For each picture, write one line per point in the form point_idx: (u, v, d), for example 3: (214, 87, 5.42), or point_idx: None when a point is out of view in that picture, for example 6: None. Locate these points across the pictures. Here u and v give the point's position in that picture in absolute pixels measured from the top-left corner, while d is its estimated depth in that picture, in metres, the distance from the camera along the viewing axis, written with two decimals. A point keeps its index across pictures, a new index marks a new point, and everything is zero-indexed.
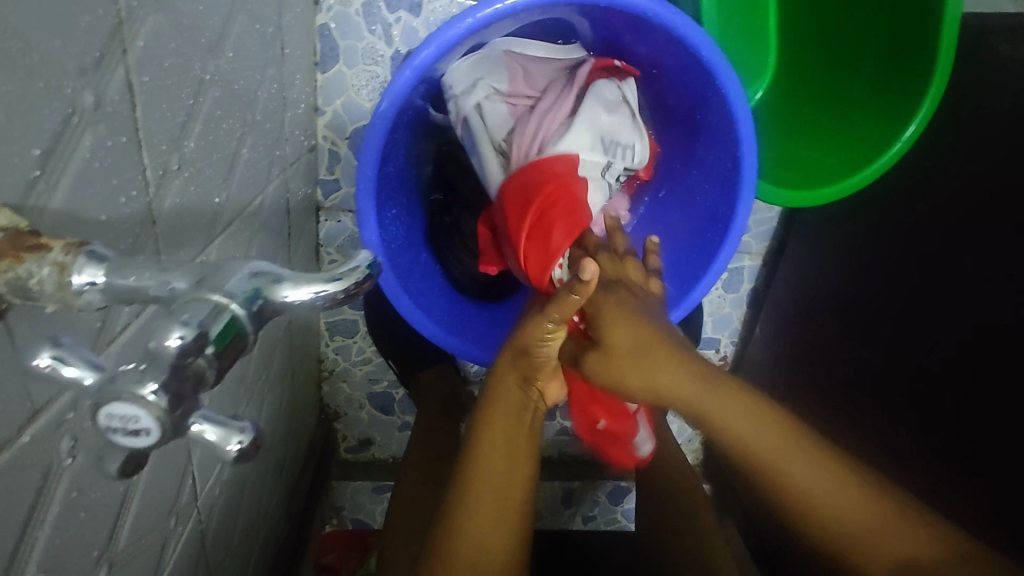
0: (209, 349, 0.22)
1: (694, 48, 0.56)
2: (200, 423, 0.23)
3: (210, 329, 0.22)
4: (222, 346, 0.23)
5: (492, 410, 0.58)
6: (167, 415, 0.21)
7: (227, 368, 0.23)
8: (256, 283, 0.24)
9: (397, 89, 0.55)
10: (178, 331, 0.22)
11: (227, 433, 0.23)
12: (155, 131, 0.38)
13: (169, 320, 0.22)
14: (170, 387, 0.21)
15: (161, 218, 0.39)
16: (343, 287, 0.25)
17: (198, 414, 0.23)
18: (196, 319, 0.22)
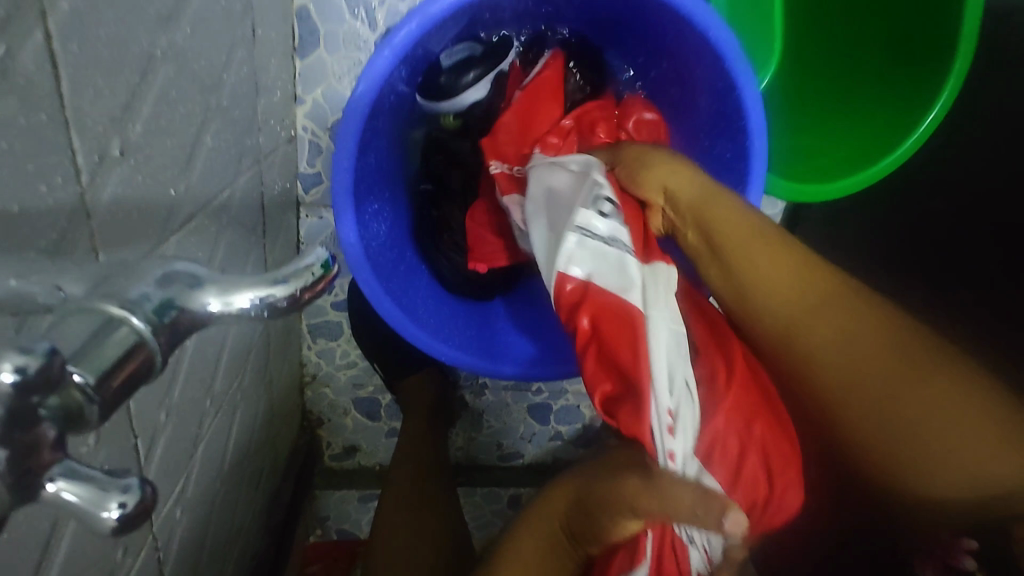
0: (87, 378, 0.18)
1: (701, 27, 0.51)
2: (56, 482, 0.18)
3: (89, 354, 0.18)
4: (106, 374, 0.18)
5: (516, 546, 0.49)
6: (5, 474, 0.17)
7: (120, 398, 0.19)
8: (173, 292, 0.19)
9: (375, 71, 0.50)
10: (12, 360, 0.16)
11: (103, 493, 0.18)
12: (89, 111, 0.33)
13: (10, 344, 0.17)
14: (11, 437, 0.16)
15: (99, 212, 0.34)
16: (289, 292, 0.20)
17: (61, 465, 0.18)
18: (53, 341, 0.17)
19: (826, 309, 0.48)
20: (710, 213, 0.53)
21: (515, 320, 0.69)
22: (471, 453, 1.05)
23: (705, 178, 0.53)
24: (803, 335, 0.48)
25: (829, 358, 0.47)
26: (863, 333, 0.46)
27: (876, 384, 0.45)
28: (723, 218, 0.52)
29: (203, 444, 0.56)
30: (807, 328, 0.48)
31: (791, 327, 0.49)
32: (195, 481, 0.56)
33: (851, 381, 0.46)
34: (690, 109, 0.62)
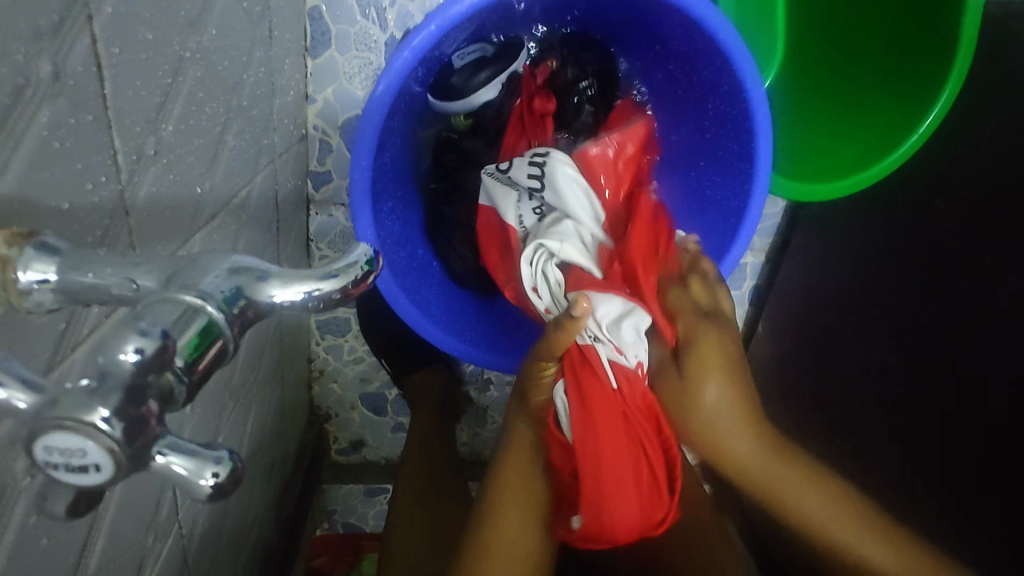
0: (181, 360, 0.19)
1: (709, 31, 0.53)
2: (164, 453, 0.19)
3: (181, 338, 0.19)
4: (194, 357, 0.19)
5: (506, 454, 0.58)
6: (122, 447, 0.18)
7: (202, 381, 0.20)
8: (239, 283, 0.21)
9: (394, 72, 0.51)
10: (135, 343, 0.18)
11: (201, 464, 0.19)
12: (128, 111, 0.34)
13: (127, 329, 0.19)
14: (127, 413, 0.18)
15: (135, 209, 0.36)
16: (340, 285, 0.22)
17: (164, 440, 0.19)
18: (160, 326, 0.19)
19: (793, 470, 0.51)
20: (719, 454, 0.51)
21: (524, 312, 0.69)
22: (476, 447, 1.06)
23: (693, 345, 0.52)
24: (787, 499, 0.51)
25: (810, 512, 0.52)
26: (807, 481, 0.51)
27: (843, 530, 0.51)
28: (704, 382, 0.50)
29: (222, 436, 0.57)
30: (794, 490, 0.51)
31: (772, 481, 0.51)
32: None
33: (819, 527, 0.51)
34: (696, 110, 0.63)
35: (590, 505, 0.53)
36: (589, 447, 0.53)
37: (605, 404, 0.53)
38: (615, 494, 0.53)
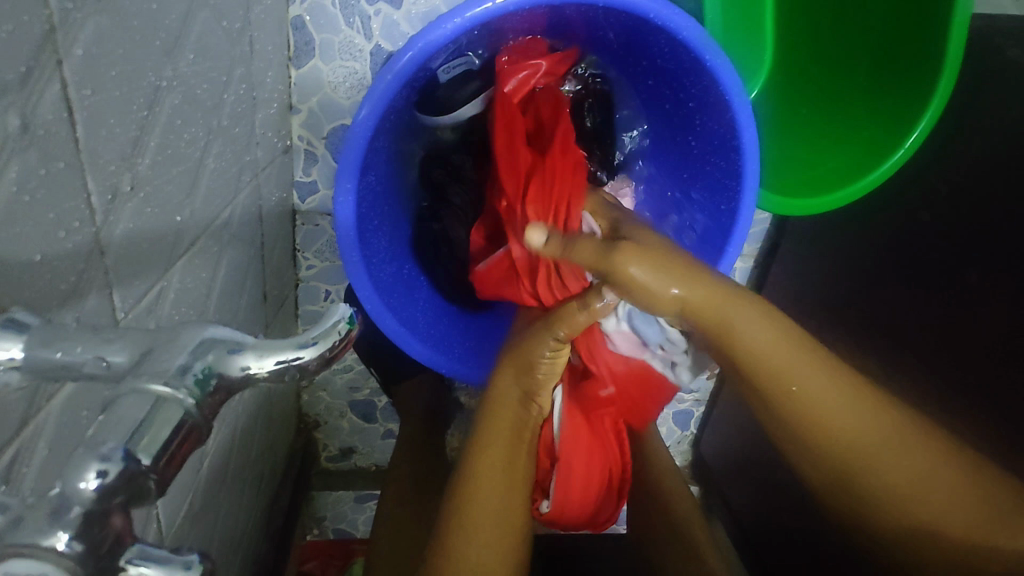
0: (147, 459, 0.19)
1: (696, 52, 0.52)
2: (136, 564, 0.19)
3: (146, 437, 0.19)
4: (163, 455, 0.19)
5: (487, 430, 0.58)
6: (87, 561, 0.18)
7: (175, 470, 0.20)
8: (209, 359, 0.21)
9: (378, 95, 0.50)
10: (96, 467, 0.18)
11: (168, 569, 0.19)
12: (101, 152, 0.33)
13: (88, 451, 0.19)
14: (88, 533, 0.18)
15: (112, 248, 0.35)
16: (318, 353, 0.21)
17: (135, 548, 0.20)
18: (119, 445, 0.19)
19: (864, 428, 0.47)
20: (734, 336, 0.49)
21: (497, 324, 0.70)
22: None
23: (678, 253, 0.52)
24: (856, 456, 0.48)
25: (881, 478, 0.47)
26: (848, 414, 0.47)
27: (886, 463, 0.47)
28: (748, 341, 0.49)
29: (207, 459, 0.57)
30: (862, 453, 0.47)
31: (835, 439, 0.48)
32: (200, 492, 0.57)
33: (865, 454, 0.47)
34: (682, 127, 0.63)
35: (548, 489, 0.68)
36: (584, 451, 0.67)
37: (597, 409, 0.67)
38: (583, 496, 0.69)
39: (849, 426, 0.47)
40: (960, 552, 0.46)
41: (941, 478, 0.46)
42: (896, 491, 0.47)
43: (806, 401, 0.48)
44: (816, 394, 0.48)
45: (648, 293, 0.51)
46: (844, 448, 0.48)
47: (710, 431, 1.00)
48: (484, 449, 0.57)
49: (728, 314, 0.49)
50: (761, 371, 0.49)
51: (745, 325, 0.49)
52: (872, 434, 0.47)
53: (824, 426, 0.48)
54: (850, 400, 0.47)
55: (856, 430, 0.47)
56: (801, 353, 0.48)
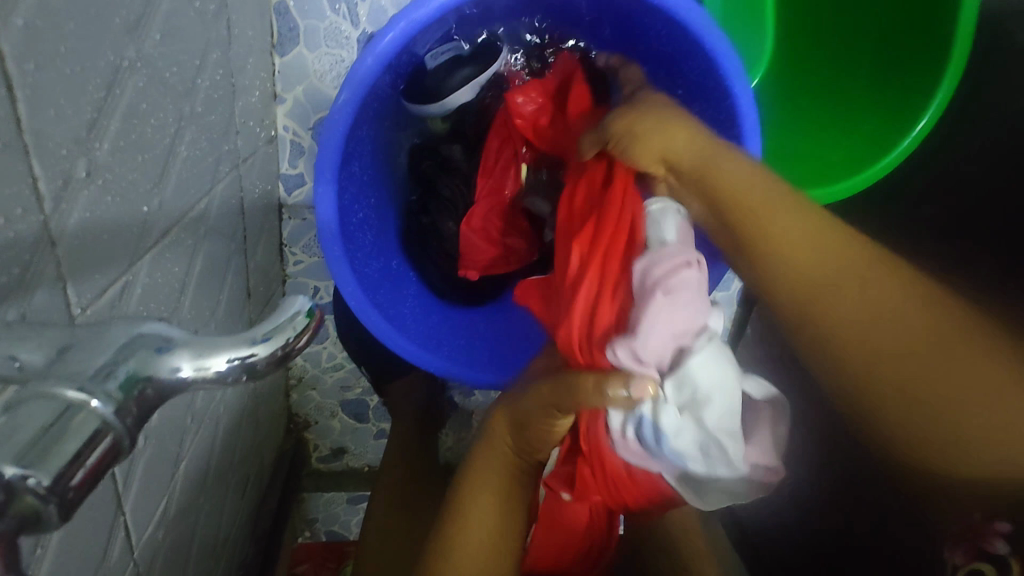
0: (43, 480, 0.16)
1: (695, 34, 0.50)
2: None
3: (38, 451, 0.16)
4: (65, 473, 0.16)
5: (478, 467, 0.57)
6: None
7: (86, 490, 0.17)
8: (135, 361, 0.18)
9: (359, 78, 0.48)
10: None
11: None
12: (50, 134, 0.30)
13: None
14: None
15: (65, 240, 0.33)
16: (271, 351, 0.19)
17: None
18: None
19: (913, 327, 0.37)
20: (712, 174, 0.46)
21: (489, 322, 0.67)
22: None
23: (708, 138, 0.48)
24: (845, 310, 0.39)
25: (946, 395, 0.36)
26: (831, 250, 0.41)
27: (871, 302, 0.39)
28: (785, 239, 0.42)
29: (184, 462, 0.54)
30: (917, 370, 0.37)
31: (807, 283, 0.41)
32: (177, 497, 0.54)
33: (843, 293, 0.39)
34: None
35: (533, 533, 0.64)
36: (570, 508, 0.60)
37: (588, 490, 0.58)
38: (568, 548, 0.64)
39: (828, 262, 0.40)
40: (942, 430, 0.36)
41: (930, 329, 0.37)
42: (884, 343, 0.38)
43: (841, 303, 0.39)
44: (849, 297, 0.39)
45: (640, 154, 0.50)
46: (813, 284, 0.40)
47: None
48: (473, 489, 0.56)
49: (709, 154, 0.47)
50: (734, 199, 0.45)
51: (781, 224, 0.42)
52: (857, 271, 0.40)
53: (795, 262, 0.41)
54: (839, 240, 0.41)
55: (834, 262, 0.40)
56: (783, 193, 0.44)
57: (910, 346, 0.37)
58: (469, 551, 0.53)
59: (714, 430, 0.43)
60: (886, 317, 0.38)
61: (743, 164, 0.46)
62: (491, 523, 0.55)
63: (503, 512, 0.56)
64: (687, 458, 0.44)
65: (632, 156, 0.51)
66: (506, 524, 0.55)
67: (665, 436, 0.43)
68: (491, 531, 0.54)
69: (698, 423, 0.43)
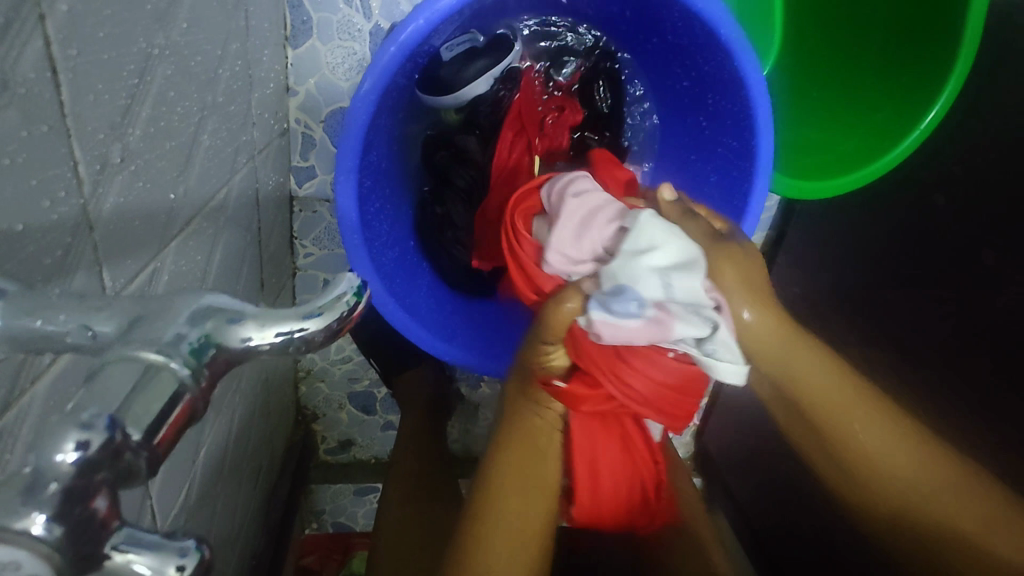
0: (136, 433, 0.17)
1: (710, 26, 0.50)
2: (120, 547, 0.17)
3: (134, 407, 0.17)
4: (157, 427, 0.18)
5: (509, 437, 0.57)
6: (66, 548, 0.16)
7: (168, 446, 0.18)
8: (207, 328, 0.19)
9: (380, 68, 0.48)
10: (76, 437, 0.16)
11: (163, 557, 0.17)
12: (88, 118, 0.31)
13: (64, 421, 0.17)
14: (69, 514, 0.16)
15: (100, 223, 0.33)
16: (325, 325, 0.20)
17: (122, 532, 0.17)
18: (105, 414, 0.17)
19: (866, 435, 0.48)
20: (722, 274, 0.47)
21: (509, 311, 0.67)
22: (467, 445, 1.04)
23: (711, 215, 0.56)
24: (851, 437, 0.48)
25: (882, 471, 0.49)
26: (831, 379, 0.48)
27: (865, 429, 0.48)
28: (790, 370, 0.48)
29: (204, 449, 0.55)
30: (883, 460, 0.49)
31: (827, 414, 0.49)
32: (197, 483, 0.55)
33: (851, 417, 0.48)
34: (692, 107, 0.61)
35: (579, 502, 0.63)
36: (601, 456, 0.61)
37: (599, 407, 0.57)
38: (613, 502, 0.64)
39: (838, 398, 0.48)
40: (907, 511, 0.49)
41: (914, 461, 0.48)
42: (884, 476, 0.49)
43: (814, 396, 0.48)
44: (820, 391, 0.48)
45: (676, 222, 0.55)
46: (829, 413, 0.49)
47: (714, 422, 0.98)
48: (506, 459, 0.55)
49: (728, 267, 0.48)
50: (754, 348, 0.48)
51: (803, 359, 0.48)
52: (847, 405, 0.48)
53: (807, 391, 0.48)
54: (832, 369, 0.48)
55: (837, 399, 0.48)
56: (791, 328, 0.48)
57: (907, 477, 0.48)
58: (500, 521, 0.53)
59: (679, 298, 0.46)
60: (873, 446, 0.48)
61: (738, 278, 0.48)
62: (518, 504, 0.54)
63: (527, 490, 0.54)
64: (672, 324, 0.46)
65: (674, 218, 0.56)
66: (530, 503, 0.54)
67: (640, 301, 0.46)
68: (516, 511, 0.53)
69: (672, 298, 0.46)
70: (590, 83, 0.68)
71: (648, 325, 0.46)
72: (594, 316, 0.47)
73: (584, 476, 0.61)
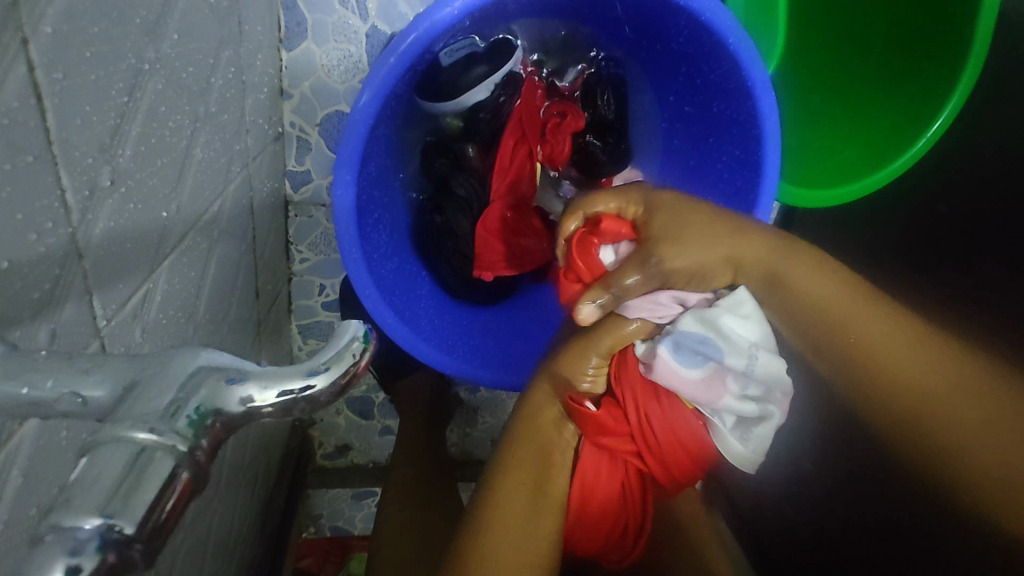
0: (129, 528, 0.16)
1: (719, 36, 0.49)
2: None
3: (125, 501, 0.16)
4: (149, 518, 0.16)
5: (520, 443, 0.57)
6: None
7: (169, 530, 0.17)
8: (201, 395, 0.18)
9: (380, 80, 0.47)
10: (68, 557, 0.15)
11: None
12: (76, 142, 0.30)
13: (56, 540, 0.15)
14: None
15: (90, 252, 0.32)
16: (332, 380, 0.19)
17: None
18: (91, 522, 0.15)
19: (854, 312, 0.47)
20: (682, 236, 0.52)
21: (509, 313, 0.68)
22: (465, 448, 1.04)
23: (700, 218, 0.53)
24: (851, 332, 0.47)
25: (951, 417, 0.43)
26: (810, 271, 0.49)
27: (865, 325, 0.46)
28: (802, 290, 0.49)
29: None
30: (867, 357, 0.46)
31: (812, 308, 0.49)
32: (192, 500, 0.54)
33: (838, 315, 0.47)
34: (697, 114, 0.60)
35: (573, 526, 0.61)
36: (610, 497, 0.61)
37: (618, 444, 0.60)
38: (599, 533, 0.62)
39: (822, 294, 0.48)
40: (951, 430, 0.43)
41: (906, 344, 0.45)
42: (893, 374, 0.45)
43: (802, 290, 0.49)
44: (804, 282, 0.49)
45: (702, 263, 0.52)
46: (814, 306, 0.49)
47: None
48: (514, 457, 0.56)
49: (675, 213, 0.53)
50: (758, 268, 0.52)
51: (798, 275, 0.49)
52: (838, 297, 0.48)
53: (793, 286, 0.50)
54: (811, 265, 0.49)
55: (819, 290, 0.48)
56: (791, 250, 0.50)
57: (904, 366, 0.45)
58: (505, 520, 0.52)
59: (756, 377, 0.54)
60: (872, 340, 0.46)
61: (695, 233, 0.52)
62: (521, 505, 0.54)
63: (531, 496, 0.54)
64: (722, 390, 0.54)
65: (697, 266, 0.53)
66: (535, 509, 0.54)
67: (714, 357, 0.54)
68: (519, 521, 0.53)
69: (742, 372, 0.54)
70: (592, 90, 0.67)
71: (704, 380, 0.55)
72: (659, 351, 0.56)
73: (577, 501, 0.60)
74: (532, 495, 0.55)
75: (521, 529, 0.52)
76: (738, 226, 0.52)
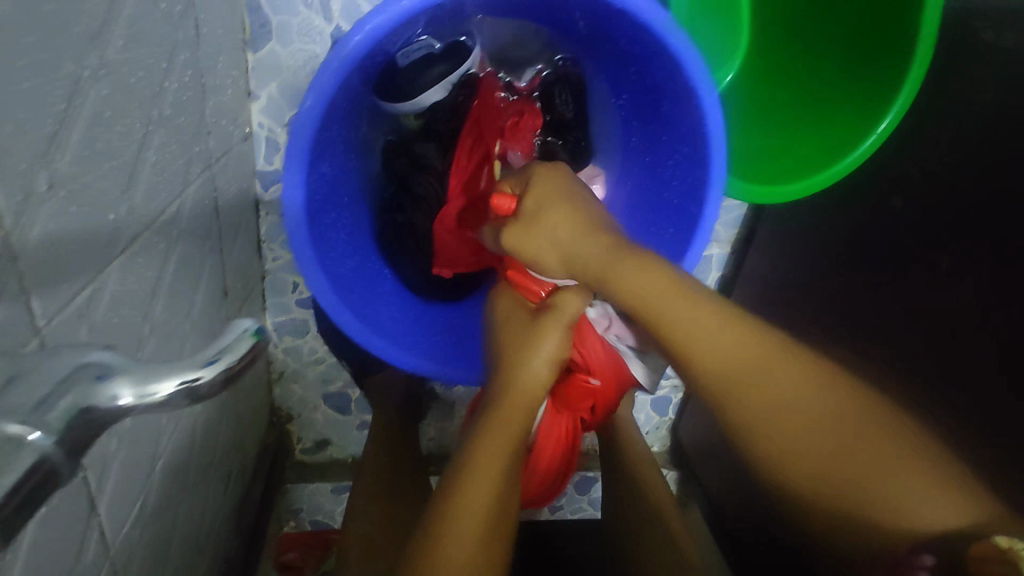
0: None
1: (659, 38, 0.50)
2: None
3: None
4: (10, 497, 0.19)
5: (491, 424, 0.54)
6: None
7: None
8: (75, 393, 0.21)
9: (323, 82, 0.48)
10: None
11: None
12: (10, 148, 0.31)
13: None
14: None
15: (29, 255, 0.33)
16: (220, 370, 0.21)
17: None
18: None
19: (679, 307, 0.48)
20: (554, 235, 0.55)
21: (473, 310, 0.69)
22: (443, 443, 1.05)
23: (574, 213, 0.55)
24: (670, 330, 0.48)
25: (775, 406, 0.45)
26: (639, 270, 0.50)
27: (683, 321, 0.48)
28: (627, 288, 0.51)
29: (162, 461, 0.55)
30: (693, 353, 0.48)
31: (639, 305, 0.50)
32: (156, 493, 0.56)
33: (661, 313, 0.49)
34: (650, 114, 0.61)
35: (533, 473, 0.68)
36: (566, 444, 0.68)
37: (578, 398, 0.65)
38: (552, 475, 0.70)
39: (646, 293, 0.49)
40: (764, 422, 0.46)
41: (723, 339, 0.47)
42: (714, 370, 0.47)
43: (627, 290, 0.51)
44: (630, 281, 0.50)
45: (542, 261, 0.56)
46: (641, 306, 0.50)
47: (689, 417, 0.96)
48: (486, 441, 0.54)
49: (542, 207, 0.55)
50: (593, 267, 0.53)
51: (622, 274, 0.51)
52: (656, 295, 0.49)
53: (619, 286, 0.51)
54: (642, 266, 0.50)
55: (644, 290, 0.50)
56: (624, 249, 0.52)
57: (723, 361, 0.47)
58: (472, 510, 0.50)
59: None
60: (695, 336, 0.47)
61: (566, 225, 0.55)
62: (492, 491, 0.52)
63: (503, 484, 0.52)
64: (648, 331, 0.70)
65: (541, 264, 0.57)
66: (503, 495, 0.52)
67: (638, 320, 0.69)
68: (484, 512, 0.50)
69: None
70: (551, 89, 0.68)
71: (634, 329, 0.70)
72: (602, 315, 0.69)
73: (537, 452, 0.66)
74: (501, 482, 0.52)
75: (487, 519, 0.51)
76: (590, 221, 0.55)
